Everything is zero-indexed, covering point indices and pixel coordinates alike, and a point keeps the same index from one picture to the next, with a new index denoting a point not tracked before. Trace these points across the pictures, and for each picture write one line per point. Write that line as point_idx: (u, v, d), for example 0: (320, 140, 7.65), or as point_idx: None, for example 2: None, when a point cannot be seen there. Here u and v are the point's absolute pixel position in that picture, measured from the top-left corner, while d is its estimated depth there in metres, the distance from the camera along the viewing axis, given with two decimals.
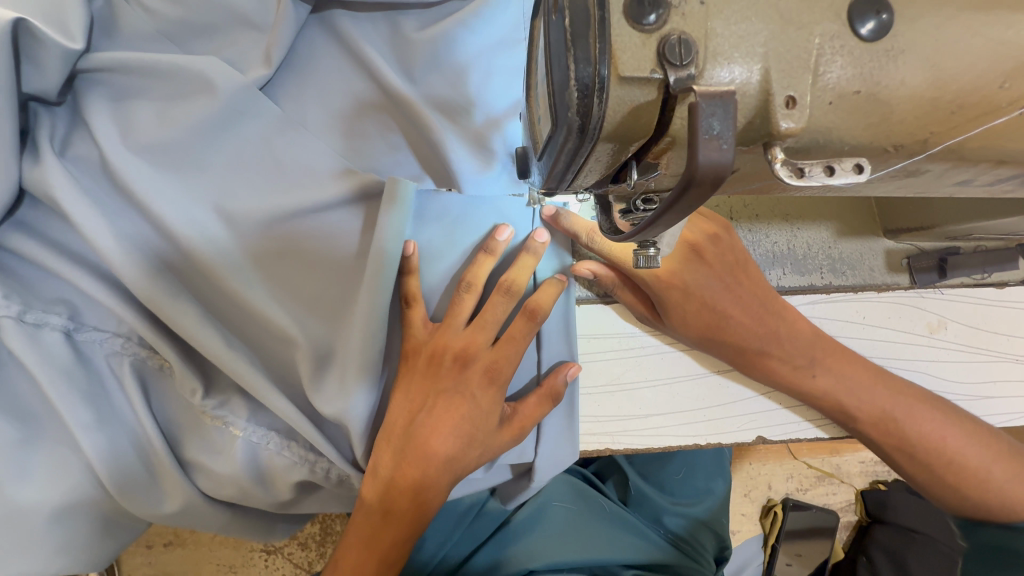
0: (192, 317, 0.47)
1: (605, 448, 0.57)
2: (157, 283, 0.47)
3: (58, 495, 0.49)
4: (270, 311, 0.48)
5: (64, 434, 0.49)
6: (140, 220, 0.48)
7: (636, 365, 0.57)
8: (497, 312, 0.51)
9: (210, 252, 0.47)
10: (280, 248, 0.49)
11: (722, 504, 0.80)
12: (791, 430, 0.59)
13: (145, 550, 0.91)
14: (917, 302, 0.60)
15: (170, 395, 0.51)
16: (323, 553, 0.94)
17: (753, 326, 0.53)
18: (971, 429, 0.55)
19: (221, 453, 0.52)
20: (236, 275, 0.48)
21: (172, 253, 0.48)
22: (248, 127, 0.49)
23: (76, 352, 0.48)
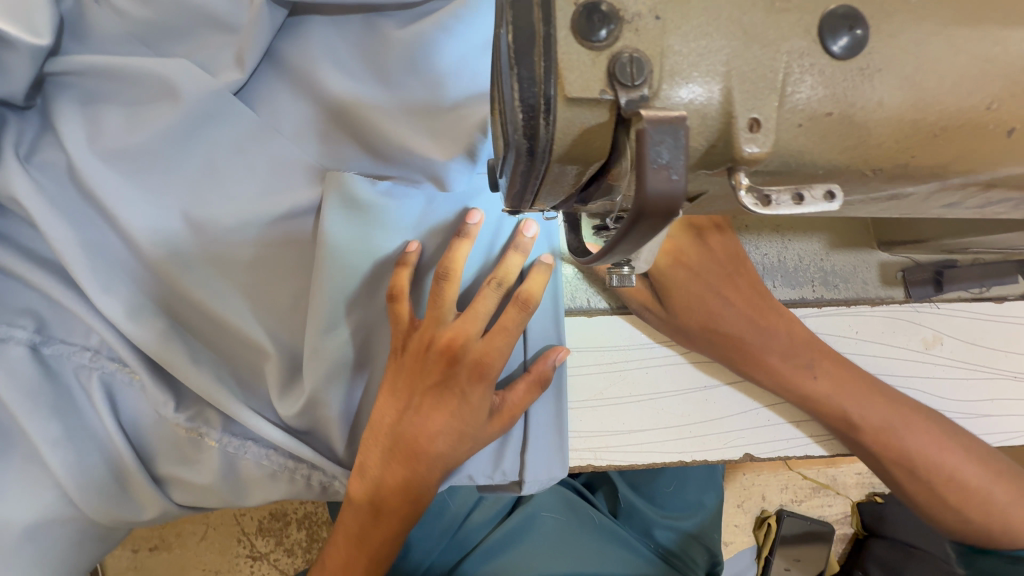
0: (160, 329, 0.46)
1: (588, 464, 0.55)
2: (127, 300, 0.46)
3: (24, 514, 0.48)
4: (241, 322, 0.47)
5: (32, 452, 0.48)
6: (113, 232, 0.47)
7: (620, 379, 0.56)
8: (489, 304, 0.48)
9: (179, 268, 0.46)
10: (250, 260, 0.48)
11: (714, 517, 0.78)
12: (781, 447, 0.57)
13: (130, 555, 0.91)
14: (911, 316, 0.58)
15: (140, 408, 0.50)
16: (309, 559, 0.93)
17: (752, 319, 0.52)
18: (968, 443, 0.53)
19: (197, 464, 0.51)
20: (205, 289, 0.47)
21: (143, 266, 0.47)
22: (219, 135, 0.48)
23: (43, 366, 0.47)
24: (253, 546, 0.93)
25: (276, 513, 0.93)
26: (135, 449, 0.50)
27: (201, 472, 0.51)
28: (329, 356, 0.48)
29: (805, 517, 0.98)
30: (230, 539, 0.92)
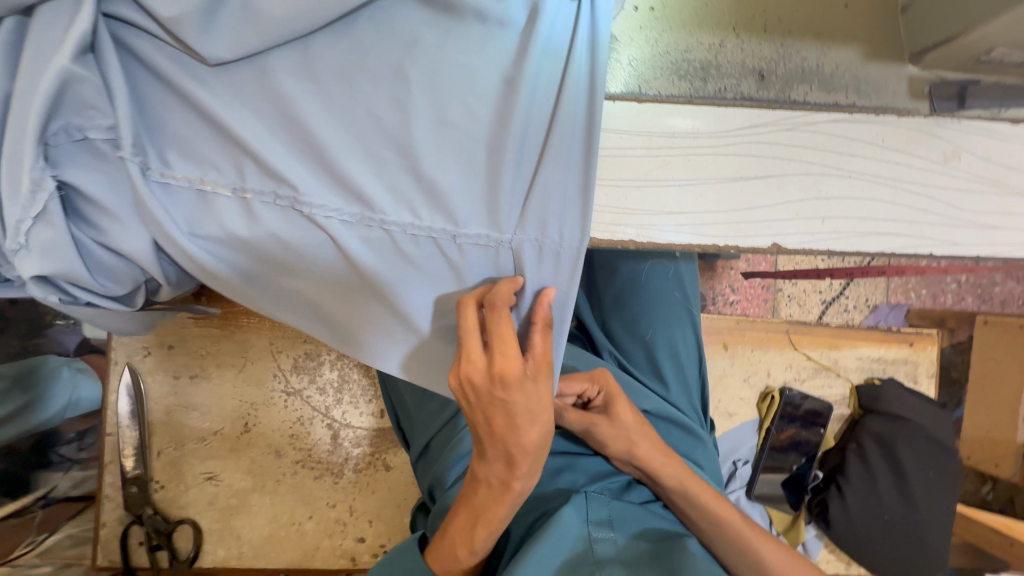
0: (233, 117, 0.55)
1: (630, 241, 0.62)
2: (281, 219, 0.59)
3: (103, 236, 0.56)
4: (317, 126, 0.55)
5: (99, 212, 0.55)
6: (252, 165, 0.57)
7: (664, 164, 0.61)
8: (544, 109, 0.56)
9: (308, 192, 0.57)
10: (360, 176, 0.57)
11: (686, 363, 0.98)
12: (806, 241, 0.63)
13: (171, 381, 0.97)
14: (934, 129, 0.62)
15: (175, 191, 0.57)
16: (340, 398, 1.01)
17: (613, 431, 0.83)
18: (741, 525, 0.84)
19: (229, 231, 0.59)
20: (326, 197, 0.58)
21: (245, 176, 0.57)
22: (302, 48, 0.55)
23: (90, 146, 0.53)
24: (288, 382, 1.00)
25: (311, 352, 1.00)
26: (179, 228, 0.58)
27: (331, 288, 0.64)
28: (422, 239, 0.59)
29: (795, 418, 1.10)
30: (266, 373, 1.00)
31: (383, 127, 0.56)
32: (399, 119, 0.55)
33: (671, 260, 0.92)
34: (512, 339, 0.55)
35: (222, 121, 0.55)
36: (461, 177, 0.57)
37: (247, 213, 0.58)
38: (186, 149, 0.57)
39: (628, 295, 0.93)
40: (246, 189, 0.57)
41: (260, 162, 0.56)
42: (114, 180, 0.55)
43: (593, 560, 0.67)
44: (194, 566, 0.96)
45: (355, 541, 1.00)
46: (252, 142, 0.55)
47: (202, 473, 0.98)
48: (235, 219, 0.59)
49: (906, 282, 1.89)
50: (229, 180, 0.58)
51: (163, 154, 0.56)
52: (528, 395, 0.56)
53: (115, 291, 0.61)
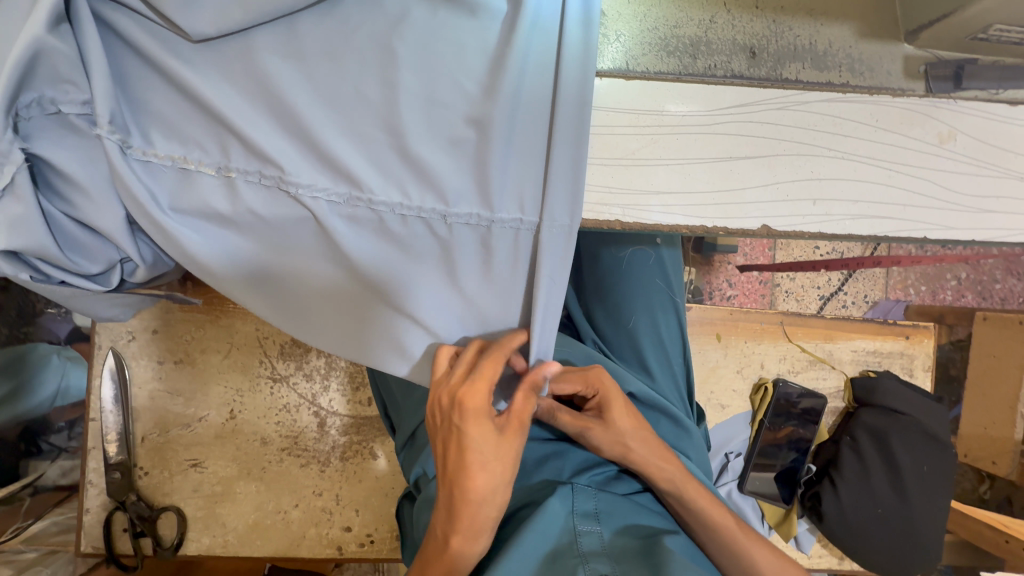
0: (213, 92, 0.52)
1: (616, 221, 0.60)
2: (264, 199, 0.56)
3: (78, 212, 0.55)
4: (302, 103, 0.53)
5: (72, 188, 0.53)
6: (236, 145, 0.54)
7: (652, 143, 0.59)
8: (540, 86, 0.55)
9: (294, 171, 0.55)
10: (346, 153, 0.55)
11: (673, 352, 0.97)
12: (796, 223, 0.61)
13: (155, 366, 0.96)
14: (929, 110, 0.61)
15: (154, 169, 0.54)
16: (327, 384, 1.00)
17: (605, 435, 0.81)
18: (732, 522, 0.82)
19: (208, 206, 0.56)
20: (312, 177, 0.55)
21: (227, 155, 0.55)
22: (290, 28, 0.53)
23: (64, 120, 0.50)
24: (274, 368, 0.99)
25: (298, 339, 0.99)
26: (158, 204, 0.55)
27: (314, 270, 0.62)
28: (411, 219, 0.58)
29: (791, 416, 1.09)
30: (252, 360, 0.99)
31: (373, 105, 0.54)
32: (385, 94, 0.53)
33: (652, 246, 0.91)
34: (486, 379, 0.57)
35: (203, 97, 0.52)
36: (450, 155, 0.56)
37: (231, 190, 0.56)
38: (169, 129, 0.54)
39: (608, 284, 0.92)
40: (230, 168, 0.55)
41: (244, 141, 0.54)
42: (91, 157, 0.52)
43: (577, 553, 0.66)
44: (177, 554, 0.95)
45: (342, 530, 0.99)
46: (235, 120, 0.52)
47: (187, 460, 0.97)
48: (215, 197, 0.56)
49: (905, 279, 1.88)
50: (212, 159, 0.55)
51: (146, 133, 0.54)
52: (485, 434, 0.57)
53: (89, 269, 0.59)
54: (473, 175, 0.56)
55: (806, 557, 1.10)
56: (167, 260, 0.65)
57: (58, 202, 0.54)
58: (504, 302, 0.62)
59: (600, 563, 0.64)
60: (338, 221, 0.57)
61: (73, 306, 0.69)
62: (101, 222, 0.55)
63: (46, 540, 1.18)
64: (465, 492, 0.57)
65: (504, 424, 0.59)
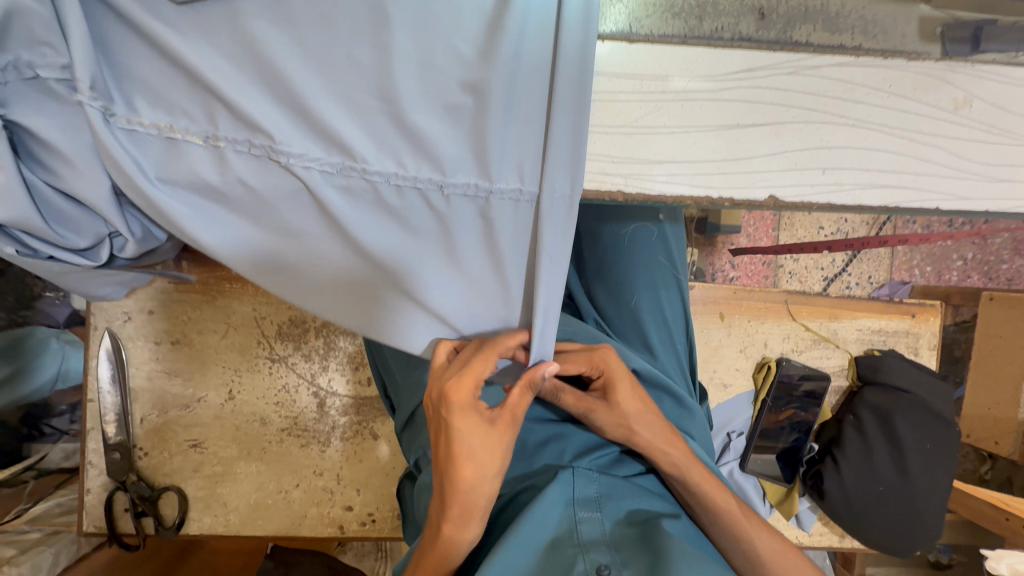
0: (193, 54, 0.49)
1: (618, 191, 0.58)
2: (255, 169, 0.54)
3: (61, 183, 0.53)
4: (289, 68, 0.49)
5: (54, 158, 0.51)
6: (222, 112, 0.52)
7: (655, 110, 0.57)
8: (540, 48, 0.51)
9: (284, 140, 0.52)
10: (338, 121, 0.52)
11: (676, 330, 0.96)
12: (803, 193, 0.60)
13: (152, 347, 0.95)
14: (945, 76, 0.58)
15: (139, 139, 0.52)
16: (326, 365, 0.99)
17: (608, 418, 0.80)
18: (735, 504, 0.82)
19: (198, 175, 0.54)
20: (304, 146, 0.53)
21: (213, 123, 0.52)
22: None
23: (41, 85, 0.48)
24: (272, 348, 0.98)
25: (296, 319, 0.98)
26: (144, 174, 0.53)
27: (311, 244, 0.61)
28: (407, 190, 0.56)
29: (793, 400, 1.08)
30: (250, 340, 0.98)
31: (365, 72, 0.50)
32: (377, 61, 0.50)
33: (655, 222, 0.89)
34: (473, 373, 0.60)
35: (185, 61, 0.49)
36: (446, 123, 0.53)
37: (221, 159, 0.53)
38: (154, 96, 0.51)
39: (609, 263, 0.90)
40: (218, 137, 0.52)
41: (230, 108, 0.51)
42: (73, 125, 0.50)
43: (576, 542, 0.65)
44: (180, 533, 0.96)
45: (343, 510, 0.99)
46: (220, 86, 0.49)
47: (186, 441, 0.96)
48: (204, 166, 0.54)
49: (911, 259, 1.86)
50: (199, 127, 0.52)
51: (129, 100, 0.51)
52: (472, 424, 0.61)
53: (76, 243, 0.58)
54: (471, 143, 0.54)
55: (806, 534, 1.11)
56: (157, 235, 0.64)
57: (41, 173, 0.52)
58: (502, 277, 0.61)
59: (599, 553, 0.64)
60: (335, 194, 0.55)
61: (61, 283, 0.68)
62: (87, 193, 0.53)
63: (50, 521, 1.18)
64: (456, 480, 0.61)
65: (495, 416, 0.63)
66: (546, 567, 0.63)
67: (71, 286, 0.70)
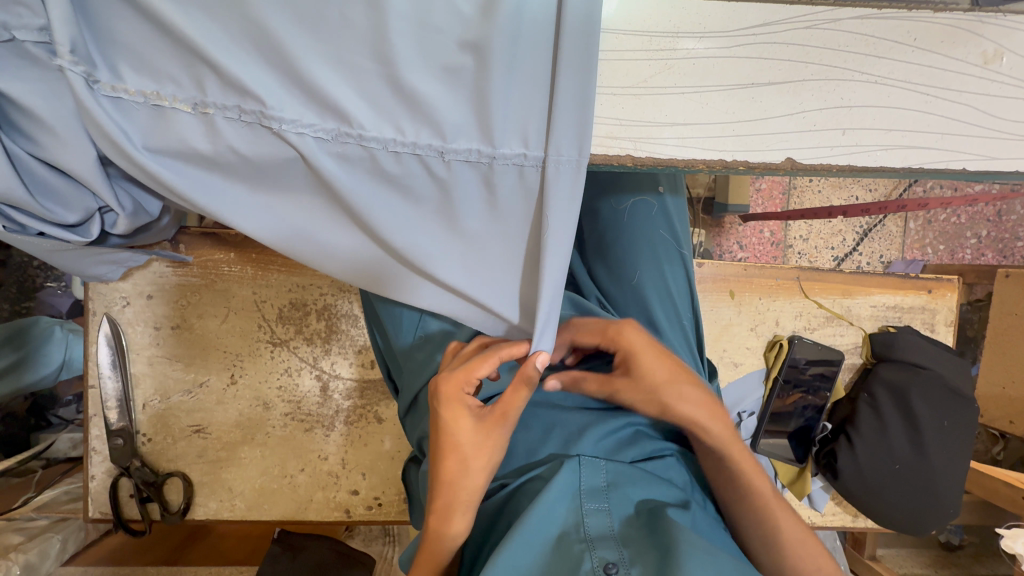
0: (177, 15, 0.46)
1: (626, 156, 0.56)
2: (246, 137, 0.51)
3: (44, 153, 0.51)
4: (278, 28, 0.47)
5: (35, 126, 0.49)
6: (210, 77, 0.49)
7: (666, 69, 0.54)
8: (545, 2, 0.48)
9: (276, 105, 0.50)
10: (332, 85, 0.49)
11: (683, 307, 0.93)
12: (822, 155, 0.57)
13: (152, 332, 0.94)
14: (975, 27, 0.55)
15: (125, 108, 0.50)
16: (328, 349, 0.97)
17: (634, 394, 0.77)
18: (754, 488, 0.79)
19: (188, 143, 0.52)
20: (297, 112, 0.50)
21: (201, 89, 0.49)
22: None
23: (18, 48, 0.45)
24: (273, 332, 0.96)
25: (296, 302, 0.96)
26: (133, 143, 0.51)
27: (311, 215, 0.59)
28: (406, 156, 0.53)
29: (800, 385, 1.05)
30: (251, 325, 0.96)
31: (358, 28, 0.47)
32: (370, 16, 0.47)
33: (656, 196, 0.86)
34: (462, 372, 0.66)
35: (168, 22, 0.46)
36: (445, 85, 0.50)
37: (211, 125, 0.51)
38: (139, 62, 0.48)
39: (610, 239, 0.88)
40: (207, 104, 0.50)
41: (217, 73, 0.48)
42: (54, 90, 0.47)
43: (582, 538, 0.64)
44: (185, 518, 0.95)
45: (349, 494, 0.98)
46: (206, 47, 0.46)
47: (190, 426, 0.95)
48: (194, 137, 0.51)
49: (923, 238, 1.82)
50: (188, 94, 0.50)
51: (113, 66, 0.48)
52: (464, 422, 0.67)
53: (66, 218, 0.57)
54: (472, 107, 0.51)
55: (818, 515, 1.09)
56: (147, 210, 0.63)
57: (22, 142, 0.50)
58: (507, 248, 0.59)
59: (607, 550, 0.62)
60: (331, 163, 0.53)
61: (51, 262, 0.66)
62: (73, 165, 0.51)
63: (58, 508, 1.19)
64: (449, 474, 0.67)
65: (488, 416, 0.67)
66: (552, 564, 0.61)
67: (67, 266, 0.70)
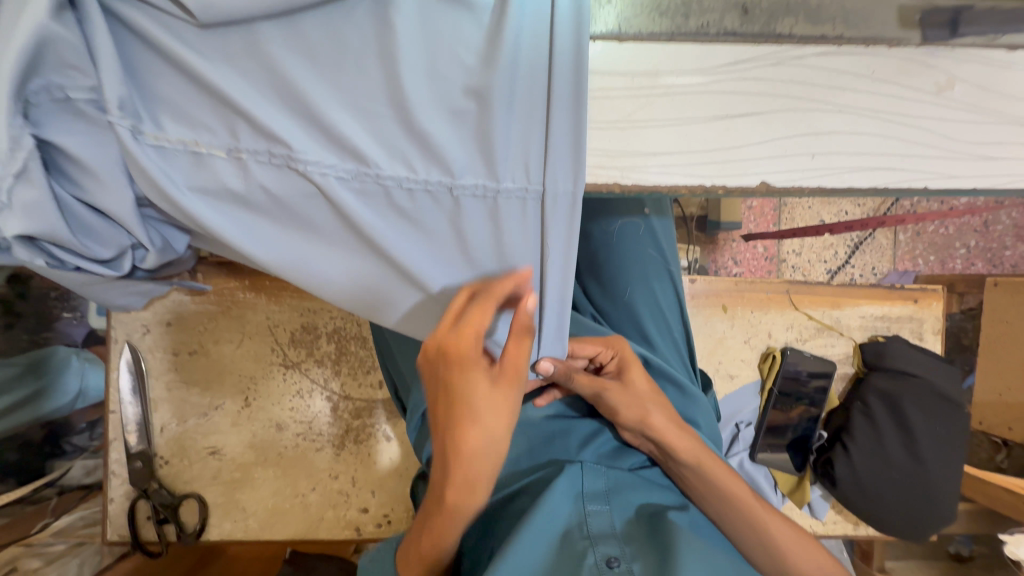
0: (214, 72, 0.52)
1: (614, 184, 0.61)
2: (275, 177, 0.57)
3: (87, 196, 0.56)
4: (303, 83, 0.53)
5: (81, 173, 0.54)
6: (244, 126, 0.55)
7: (648, 105, 0.59)
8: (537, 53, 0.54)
9: (301, 149, 0.55)
10: (352, 131, 0.55)
11: (675, 320, 0.98)
12: (796, 178, 0.62)
13: (170, 358, 0.98)
14: (926, 59, 0.61)
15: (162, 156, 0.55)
16: (338, 370, 1.01)
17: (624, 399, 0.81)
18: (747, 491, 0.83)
19: (223, 183, 0.57)
20: (320, 154, 0.56)
21: (234, 137, 0.55)
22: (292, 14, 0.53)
23: (72, 107, 0.51)
24: (286, 355, 1.00)
25: (308, 326, 1.01)
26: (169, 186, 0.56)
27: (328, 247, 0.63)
28: (418, 192, 0.58)
29: (800, 395, 1.09)
30: (265, 349, 1.00)
31: (374, 80, 0.54)
32: (383, 70, 0.53)
33: (642, 216, 0.90)
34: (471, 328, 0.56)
35: (206, 79, 0.52)
36: (453, 127, 0.56)
37: (243, 166, 0.56)
38: (179, 114, 0.55)
39: (602, 259, 0.92)
40: (240, 149, 0.55)
41: (248, 123, 0.54)
42: (102, 142, 0.53)
43: (585, 535, 0.66)
44: (200, 539, 0.97)
45: (359, 512, 1.01)
46: (240, 101, 0.52)
47: (205, 448, 0.99)
48: (227, 178, 0.57)
49: (913, 249, 1.87)
50: (223, 141, 0.55)
51: (156, 118, 0.54)
52: (474, 390, 0.55)
53: (101, 254, 0.61)
54: (477, 146, 0.57)
55: (820, 524, 1.11)
56: (175, 248, 0.67)
57: (68, 186, 0.55)
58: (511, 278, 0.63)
59: (609, 546, 0.65)
60: (352, 200, 0.58)
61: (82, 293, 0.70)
62: (111, 206, 0.56)
63: (75, 534, 1.21)
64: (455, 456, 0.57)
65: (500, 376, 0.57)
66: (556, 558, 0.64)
67: (95, 296, 0.73)
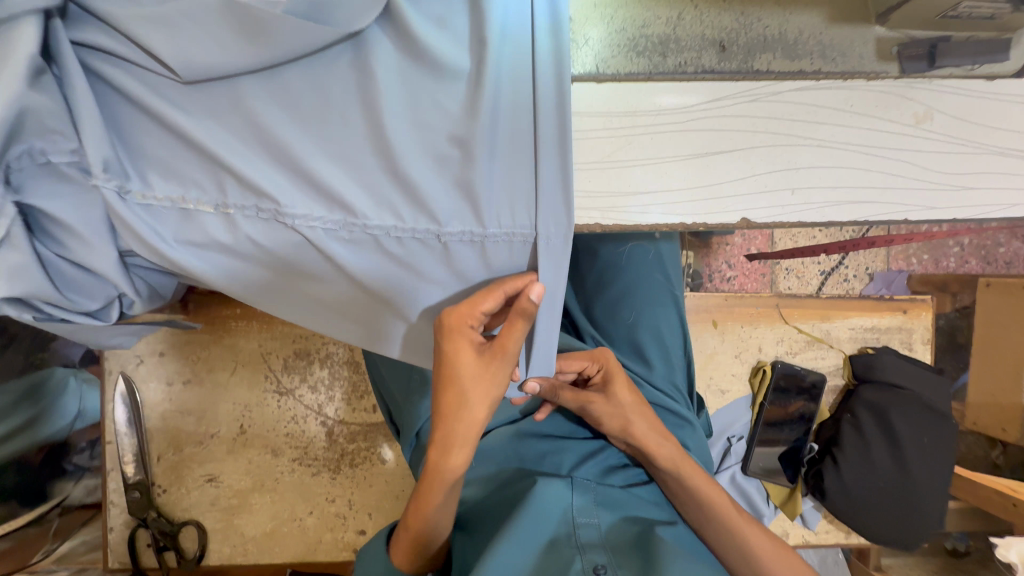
0: (197, 129, 0.53)
1: (597, 224, 0.61)
2: (265, 231, 0.57)
3: (71, 253, 0.57)
4: (287, 136, 0.53)
5: (65, 232, 0.55)
6: (231, 181, 0.55)
7: (627, 144, 0.60)
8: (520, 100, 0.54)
9: (289, 204, 0.56)
10: (338, 183, 0.55)
11: (677, 344, 0.98)
12: (777, 214, 0.62)
13: (165, 388, 0.99)
14: (905, 91, 0.60)
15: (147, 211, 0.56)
16: (332, 395, 1.03)
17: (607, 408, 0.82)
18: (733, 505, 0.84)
19: (215, 238, 0.58)
20: (307, 207, 0.56)
21: (221, 191, 0.56)
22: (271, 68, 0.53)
23: (55, 170, 0.52)
24: (280, 381, 1.01)
25: (301, 352, 1.02)
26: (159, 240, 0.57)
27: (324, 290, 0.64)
28: (407, 240, 0.58)
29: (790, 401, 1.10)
30: (258, 376, 1.01)
31: (358, 132, 0.54)
32: (365, 120, 0.53)
33: (651, 240, 0.92)
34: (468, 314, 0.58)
35: (190, 137, 0.53)
36: (438, 175, 0.56)
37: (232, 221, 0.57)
38: (165, 170, 0.55)
39: (610, 278, 0.93)
40: (228, 205, 0.56)
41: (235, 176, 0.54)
42: (87, 202, 0.54)
43: (575, 544, 0.68)
44: (200, 565, 0.99)
45: (356, 534, 1.02)
46: (226, 158, 0.53)
47: (202, 475, 1.00)
48: (218, 233, 0.57)
49: (906, 248, 1.87)
50: (211, 197, 0.56)
51: (143, 176, 0.55)
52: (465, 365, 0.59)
53: (88, 305, 0.62)
54: (463, 195, 0.57)
55: (811, 534, 1.12)
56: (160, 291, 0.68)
57: (53, 245, 0.56)
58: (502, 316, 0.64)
59: (596, 554, 0.67)
60: (344, 250, 0.58)
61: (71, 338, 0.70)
62: (96, 262, 0.57)
63: None
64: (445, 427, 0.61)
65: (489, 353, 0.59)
66: (544, 566, 0.66)
67: (85, 338, 0.73)
